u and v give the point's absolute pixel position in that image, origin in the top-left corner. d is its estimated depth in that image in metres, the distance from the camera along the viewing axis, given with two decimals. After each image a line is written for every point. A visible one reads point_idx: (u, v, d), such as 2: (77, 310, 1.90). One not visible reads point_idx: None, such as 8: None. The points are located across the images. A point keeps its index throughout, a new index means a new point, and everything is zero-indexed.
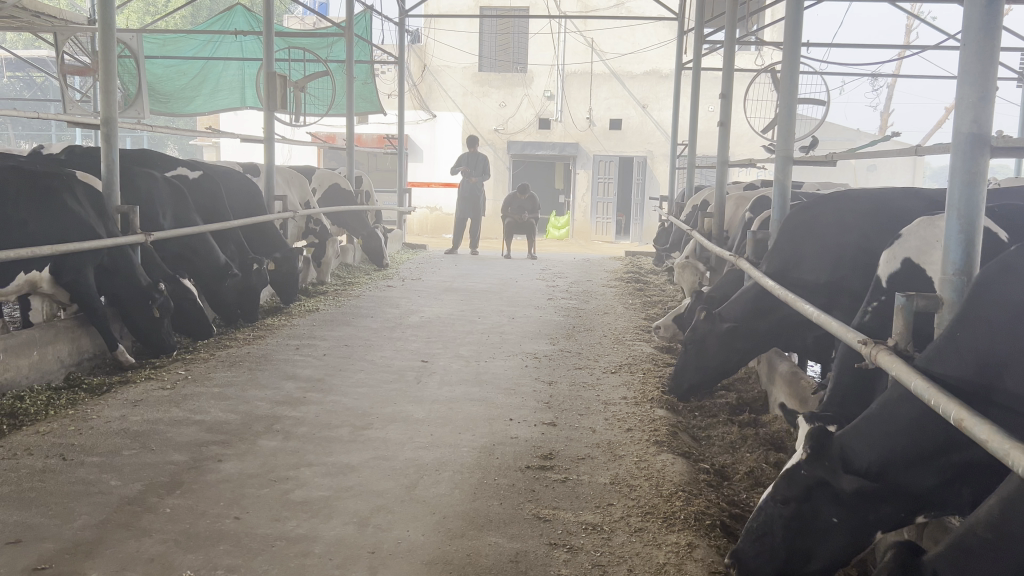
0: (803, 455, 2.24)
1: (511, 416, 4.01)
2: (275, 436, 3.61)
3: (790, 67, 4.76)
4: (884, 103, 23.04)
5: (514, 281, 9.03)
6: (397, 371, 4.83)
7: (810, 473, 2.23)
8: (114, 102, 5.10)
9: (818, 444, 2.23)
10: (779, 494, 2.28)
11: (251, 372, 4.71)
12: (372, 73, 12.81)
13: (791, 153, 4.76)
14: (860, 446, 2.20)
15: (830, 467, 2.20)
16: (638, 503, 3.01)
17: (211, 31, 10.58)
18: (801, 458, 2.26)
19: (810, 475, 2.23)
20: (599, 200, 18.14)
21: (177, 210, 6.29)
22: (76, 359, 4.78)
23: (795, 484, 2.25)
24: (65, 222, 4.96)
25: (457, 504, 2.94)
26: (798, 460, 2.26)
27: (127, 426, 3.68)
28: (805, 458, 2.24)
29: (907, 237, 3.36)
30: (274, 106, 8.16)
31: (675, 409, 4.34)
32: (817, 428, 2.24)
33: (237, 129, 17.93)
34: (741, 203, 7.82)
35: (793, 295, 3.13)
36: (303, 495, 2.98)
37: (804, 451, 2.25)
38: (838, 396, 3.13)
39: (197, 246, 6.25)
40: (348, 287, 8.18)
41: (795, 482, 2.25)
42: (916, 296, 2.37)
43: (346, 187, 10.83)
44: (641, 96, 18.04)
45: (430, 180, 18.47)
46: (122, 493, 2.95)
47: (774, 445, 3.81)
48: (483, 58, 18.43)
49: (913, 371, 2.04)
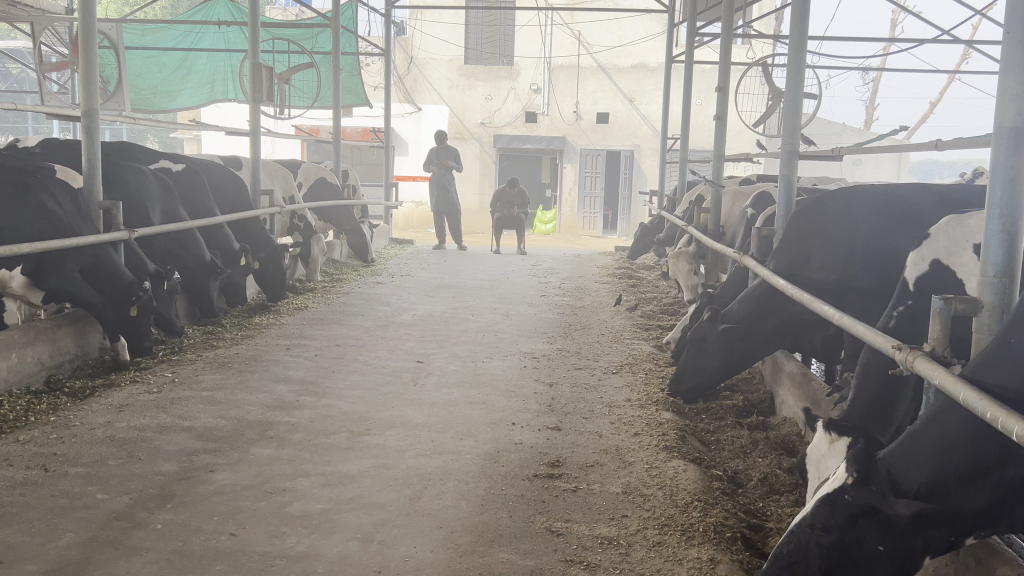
0: (848, 479, 2.19)
1: (513, 420, 3.87)
2: (269, 444, 3.45)
3: (796, 61, 4.64)
4: (869, 97, 22.92)
5: (505, 277, 8.87)
6: (393, 372, 4.68)
7: (856, 499, 2.16)
8: (95, 94, 4.92)
9: (864, 468, 2.19)
10: (818, 520, 2.18)
11: (240, 374, 4.54)
12: (358, 65, 12.59)
13: (797, 147, 4.62)
14: (907, 467, 2.18)
15: (878, 492, 2.16)
16: (653, 514, 2.88)
17: (194, 21, 10.17)
18: (844, 480, 2.20)
19: (856, 502, 2.16)
20: (586, 194, 18.16)
21: (166, 204, 6.09)
22: (58, 362, 4.59)
23: (837, 511, 2.17)
24: (40, 217, 4.76)
25: (465, 517, 2.80)
26: (842, 484, 2.19)
27: (112, 434, 3.50)
28: (851, 482, 2.18)
29: (935, 237, 3.25)
30: (261, 99, 7.94)
31: (681, 411, 4.21)
32: (859, 453, 2.21)
33: (220, 122, 17.68)
34: (737, 198, 7.69)
35: (810, 296, 3.00)
36: (302, 508, 2.83)
37: (849, 476, 2.20)
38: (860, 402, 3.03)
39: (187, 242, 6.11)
40: (337, 284, 8.00)
41: (836, 510, 2.17)
42: (954, 299, 2.24)
43: (332, 181, 10.63)
44: (628, 90, 17.89)
45: (416, 174, 18.30)
46: (109, 507, 2.78)
47: (785, 449, 3.68)
48: (468, 51, 18.17)
49: (962, 379, 1.93)
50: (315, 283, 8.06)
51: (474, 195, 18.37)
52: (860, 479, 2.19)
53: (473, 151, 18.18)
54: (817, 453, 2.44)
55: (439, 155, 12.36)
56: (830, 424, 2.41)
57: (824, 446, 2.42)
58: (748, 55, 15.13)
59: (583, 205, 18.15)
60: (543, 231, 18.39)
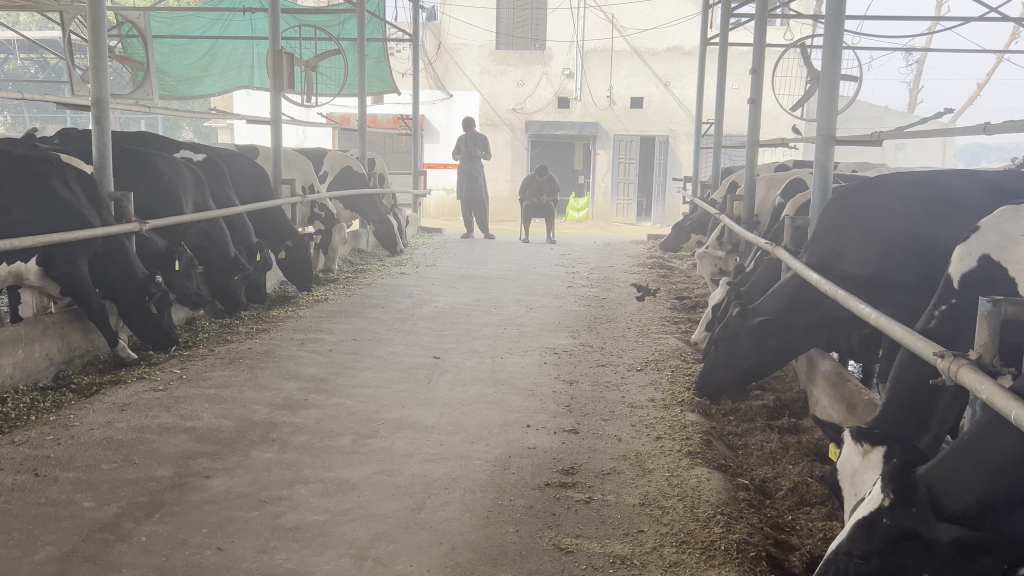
0: (884, 501, 1.98)
1: (528, 422, 3.67)
2: (270, 447, 3.29)
3: (833, 37, 4.30)
4: (914, 79, 22.11)
5: (532, 266, 8.67)
6: (407, 369, 4.50)
7: (895, 522, 1.95)
8: (105, 81, 4.83)
9: (901, 488, 1.99)
10: (855, 547, 1.99)
11: (250, 371, 4.41)
12: (386, 51, 12.40)
13: (834, 132, 4.32)
14: (953, 487, 1.94)
15: (919, 514, 1.94)
16: (672, 529, 2.67)
17: (223, 8, 10.08)
18: (881, 501, 1.99)
19: (894, 526, 1.94)
20: (620, 180, 17.82)
21: (197, 195, 6.00)
22: (67, 357, 4.47)
23: (875, 535, 1.96)
24: (53, 208, 4.58)
25: (467, 531, 2.62)
26: (878, 506, 1.98)
27: (111, 435, 3.38)
28: (888, 503, 1.97)
29: (984, 229, 2.96)
30: (281, 86, 7.76)
31: (707, 413, 3.96)
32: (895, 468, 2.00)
33: (251, 111, 17.69)
34: (773, 184, 7.38)
35: (844, 293, 2.77)
36: (296, 519, 2.67)
37: (885, 496, 1.99)
38: (892, 406, 2.71)
39: (213, 234, 6.06)
40: (359, 275, 7.85)
41: (874, 534, 1.96)
42: (1003, 302, 2.03)
43: (359, 170, 10.48)
44: (662, 74, 17.49)
45: (447, 161, 18.26)
46: (94, 517, 2.64)
47: (818, 455, 3.44)
48: (500, 35, 17.89)
49: (1011, 395, 1.68)
50: (338, 275, 7.90)
51: (505, 182, 18.18)
52: (898, 499, 1.97)
53: (505, 137, 17.96)
54: (849, 466, 2.23)
55: (468, 142, 12.15)
56: (859, 435, 2.23)
57: (857, 459, 2.22)
58: (785, 37, 14.74)
59: (617, 192, 17.87)
60: (575, 219, 18.27)
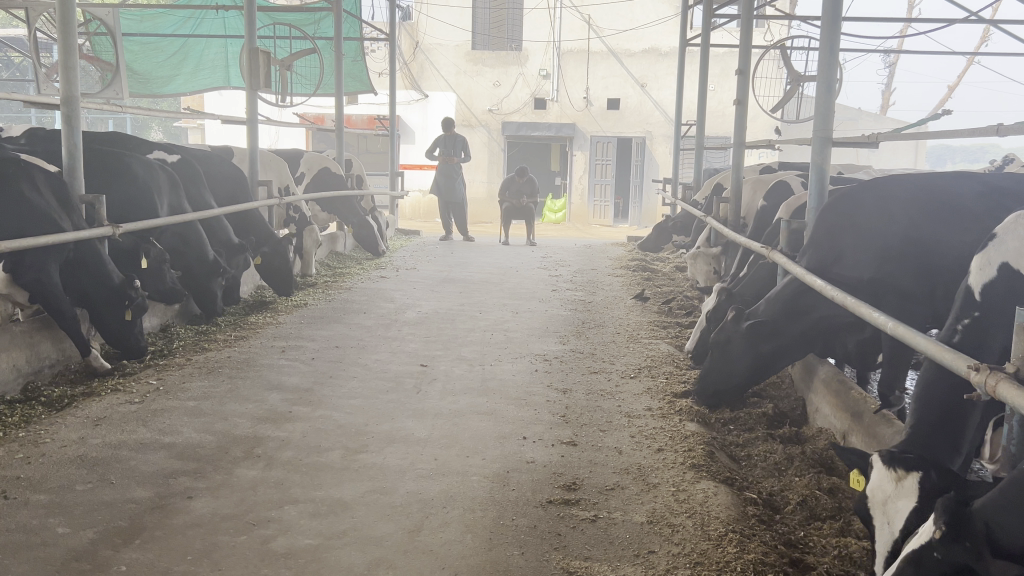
0: (937, 534, 1.97)
1: (524, 433, 3.54)
2: (255, 463, 3.13)
3: (830, 34, 4.21)
4: (886, 81, 22.28)
5: (513, 269, 8.53)
6: (394, 378, 4.35)
7: (946, 557, 1.95)
8: (75, 81, 4.54)
9: (954, 521, 1.96)
10: None
11: (231, 381, 4.22)
12: (362, 50, 12.20)
13: (831, 133, 4.24)
14: (1012, 520, 1.88)
15: (973, 548, 1.91)
16: (683, 549, 2.55)
17: (195, 6, 9.79)
18: (933, 534, 1.99)
19: (946, 560, 1.94)
20: (597, 182, 17.78)
21: (173, 198, 5.80)
22: (35, 368, 4.25)
23: (926, 570, 1.98)
24: (19, 212, 4.37)
25: (471, 554, 2.48)
26: (930, 540, 1.98)
27: (85, 452, 3.19)
28: (940, 536, 1.97)
29: (1003, 237, 2.96)
30: (258, 85, 7.54)
31: (707, 422, 3.85)
32: (950, 501, 1.98)
33: (223, 110, 17.40)
34: (758, 187, 7.32)
35: (857, 301, 2.69)
36: (286, 543, 2.51)
37: (938, 529, 1.98)
38: (922, 427, 2.61)
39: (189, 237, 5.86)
40: (338, 279, 7.66)
41: (925, 569, 1.98)
42: None
43: (336, 171, 10.27)
44: (638, 75, 17.46)
45: (422, 162, 18.07)
46: (70, 545, 2.46)
47: (824, 467, 3.34)
48: (476, 35, 17.76)
49: None
50: (316, 279, 7.71)
51: (482, 183, 18.03)
52: (950, 532, 1.96)
53: (481, 138, 17.80)
54: (881, 493, 2.27)
55: (447, 144, 11.97)
56: (892, 460, 2.30)
57: (890, 486, 2.27)
58: (765, 38, 14.77)
59: (594, 193, 17.82)
60: (552, 221, 18.15)
